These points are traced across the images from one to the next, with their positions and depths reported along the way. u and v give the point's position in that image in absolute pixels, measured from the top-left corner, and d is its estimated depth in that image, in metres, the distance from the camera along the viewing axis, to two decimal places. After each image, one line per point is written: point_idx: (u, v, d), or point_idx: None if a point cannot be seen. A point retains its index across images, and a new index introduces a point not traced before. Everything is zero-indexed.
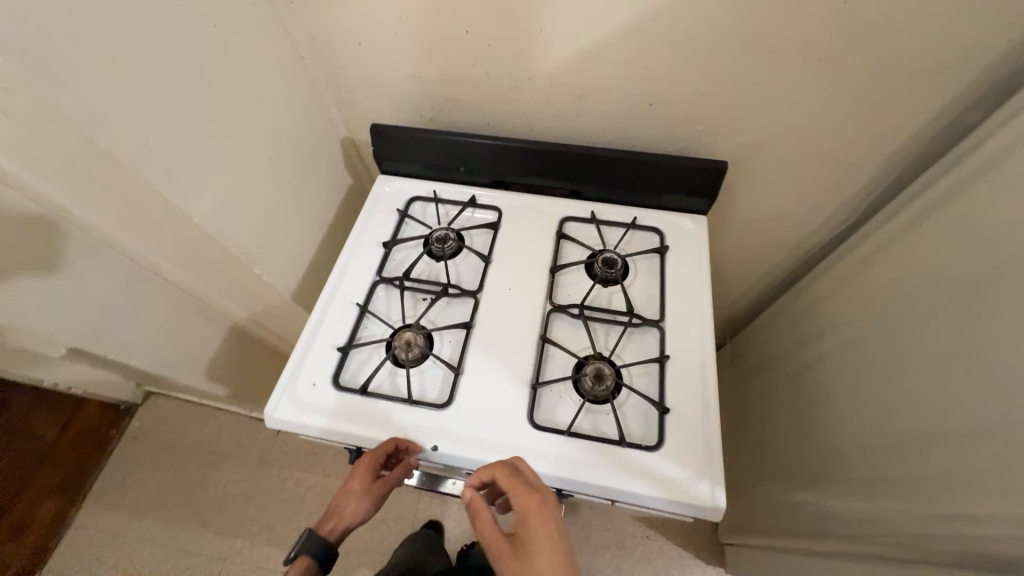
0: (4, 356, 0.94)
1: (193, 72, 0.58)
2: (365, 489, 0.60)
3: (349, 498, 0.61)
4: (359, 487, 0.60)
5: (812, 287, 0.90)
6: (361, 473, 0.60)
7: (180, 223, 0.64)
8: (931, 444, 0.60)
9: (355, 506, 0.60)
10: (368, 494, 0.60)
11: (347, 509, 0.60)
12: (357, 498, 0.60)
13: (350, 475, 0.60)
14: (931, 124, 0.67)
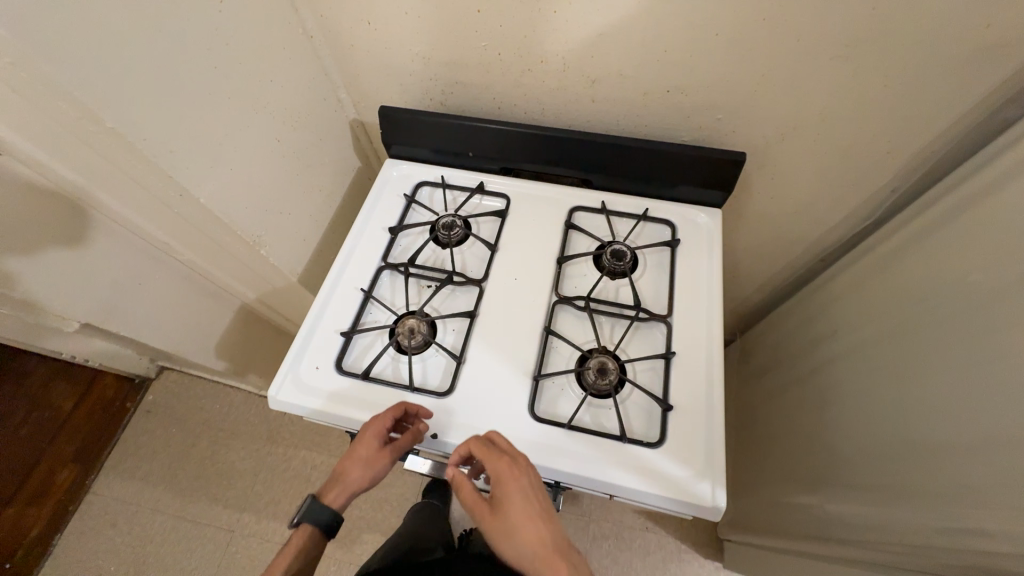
0: (21, 328, 0.95)
1: (199, 49, 0.57)
2: (372, 458, 0.57)
3: (354, 466, 0.57)
4: (366, 454, 0.57)
5: (828, 287, 0.88)
6: (370, 439, 0.57)
7: (192, 207, 0.63)
8: (946, 454, 0.58)
9: (361, 475, 0.57)
10: (374, 464, 0.57)
11: (352, 477, 0.58)
12: (363, 467, 0.57)
13: (358, 441, 0.58)
14: (965, 120, 0.63)
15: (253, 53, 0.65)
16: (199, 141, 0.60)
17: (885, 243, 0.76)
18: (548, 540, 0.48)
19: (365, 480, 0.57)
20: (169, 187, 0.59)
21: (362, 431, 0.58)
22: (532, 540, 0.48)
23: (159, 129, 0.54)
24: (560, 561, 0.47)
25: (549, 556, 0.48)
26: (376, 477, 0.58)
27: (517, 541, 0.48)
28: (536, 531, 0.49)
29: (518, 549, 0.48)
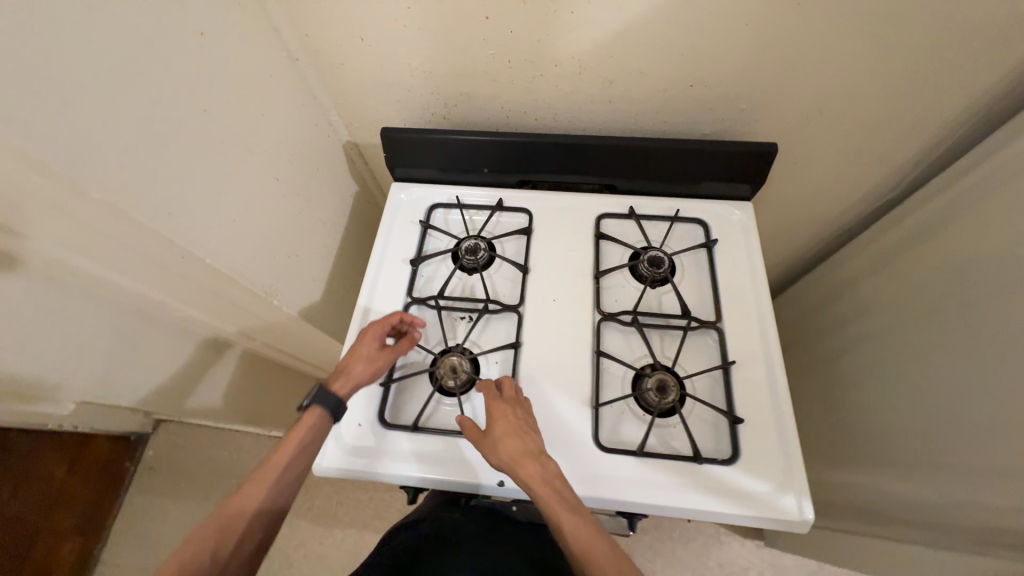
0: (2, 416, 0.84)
1: (177, 97, 0.49)
2: (373, 355, 0.60)
3: (355, 364, 0.59)
4: (367, 351, 0.60)
5: (855, 264, 0.87)
6: (373, 338, 0.61)
7: (193, 267, 0.56)
8: (1004, 432, 0.58)
9: (363, 372, 0.59)
10: (376, 360, 0.59)
11: (353, 373, 0.58)
12: (366, 364, 0.59)
13: (358, 342, 0.61)
14: (994, 93, 0.61)
15: (237, 84, 0.57)
16: (190, 194, 0.52)
17: (913, 217, 0.75)
18: (529, 449, 0.53)
19: (366, 376, 0.59)
20: (169, 250, 0.52)
21: (362, 335, 0.61)
22: (513, 452, 0.53)
23: (145, 185, 0.47)
24: (537, 465, 0.52)
25: (526, 462, 0.52)
26: (375, 376, 0.59)
27: (498, 452, 0.53)
28: (517, 443, 0.53)
29: (498, 455, 0.53)
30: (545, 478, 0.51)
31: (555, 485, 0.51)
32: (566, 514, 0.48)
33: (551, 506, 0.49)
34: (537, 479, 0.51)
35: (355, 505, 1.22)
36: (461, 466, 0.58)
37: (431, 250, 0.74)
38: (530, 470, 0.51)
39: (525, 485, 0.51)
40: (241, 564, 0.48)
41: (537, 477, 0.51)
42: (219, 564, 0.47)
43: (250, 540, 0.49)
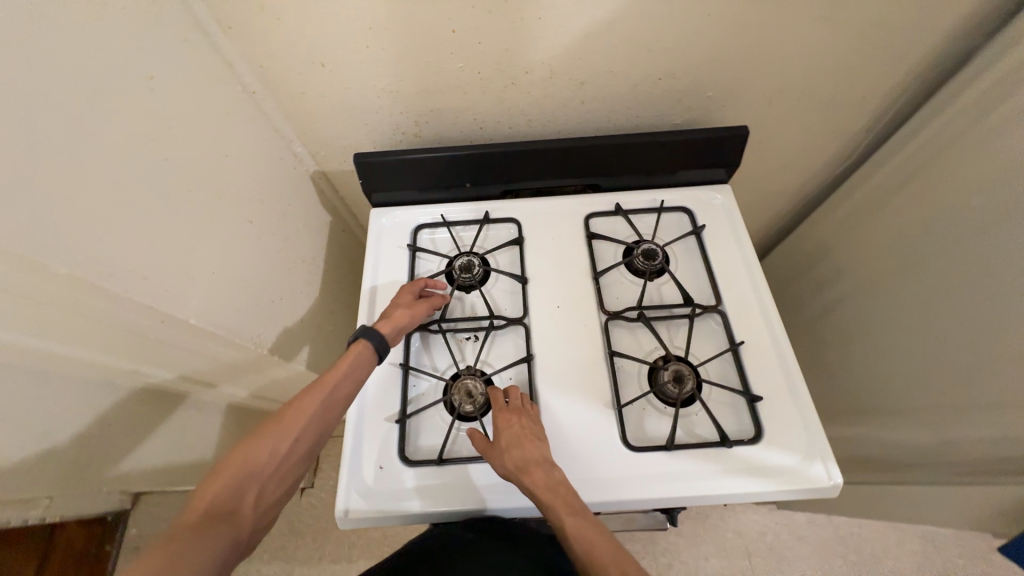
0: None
1: (133, 149, 0.44)
2: (411, 303, 0.62)
3: (396, 309, 0.61)
4: (404, 300, 0.63)
5: (824, 229, 0.92)
6: (409, 291, 0.64)
7: (173, 328, 0.52)
8: (990, 369, 0.63)
9: (404, 315, 0.60)
10: (414, 306, 0.62)
11: (394, 315, 0.60)
12: (405, 309, 0.61)
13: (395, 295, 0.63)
14: (934, 58, 0.66)
15: (195, 128, 0.53)
16: (162, 253, 0.48)
17: (874, 180, 0.80)
18: (534, 456, 0.52)
19: (406, 318, 0.60)
20: (146, 315, 0.48)
21: (399, 289, 0.64)
22: (518, 461, 0.52)
23: (110, 254, 0.43)
24: (542, 472, 0.51)
25: (532, 470, 0.51)
26: (413, 321, 0.61)
27: (503, 462, 0.52)
28: (522, 452, 0.52)
29: (504, 464, 0.52)
30: (550, 484, 0.50)
31: (560, 491, 0.50)
32: (571, 518, 0.47)
33: (556, 511, 0.48)
34: (543, 486, 0.50)
35: (368, 547, 1.16)
36: (495, 491, 0.56)
37: (423, 273, 0.72)
38: (536, 477, 0.50)
39: (530, 493, 0.50)
40: (293, 467, 0.48)
41: (542, 483, 0.50)
42: (271, 467, 0.46)
43: (302, 444, 0.48)
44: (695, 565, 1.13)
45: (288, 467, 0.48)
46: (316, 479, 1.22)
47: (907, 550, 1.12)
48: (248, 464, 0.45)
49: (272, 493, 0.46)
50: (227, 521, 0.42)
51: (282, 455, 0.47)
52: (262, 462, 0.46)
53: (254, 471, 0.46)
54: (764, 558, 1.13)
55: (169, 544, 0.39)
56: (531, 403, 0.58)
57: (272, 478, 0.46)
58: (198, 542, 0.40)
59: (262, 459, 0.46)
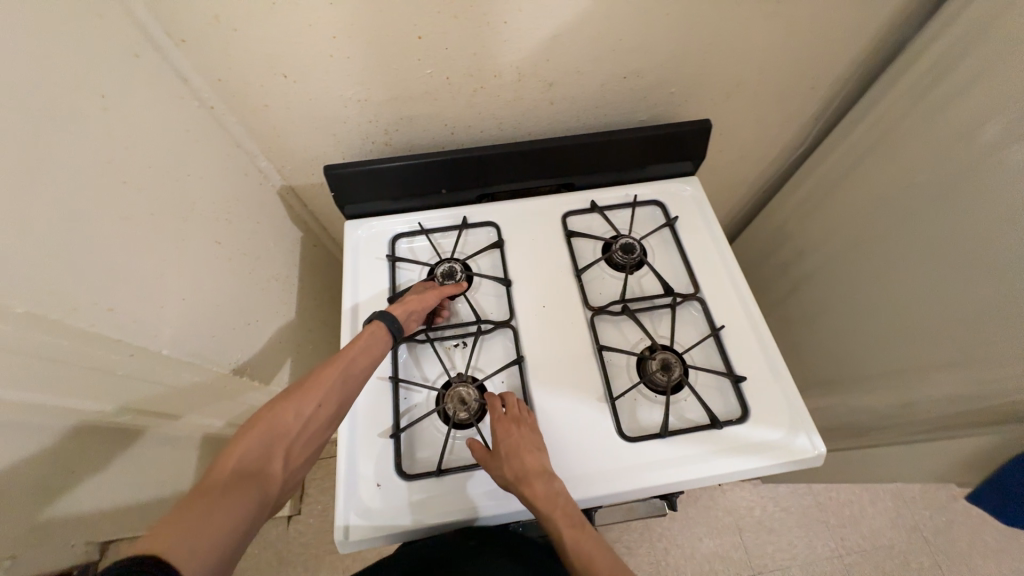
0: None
1: (79, 173, 0.41)
2: (423, 290, 0.64)
3: (408, 296, 0.62)
4: (418, 289, 0.64)
5: (784, 213, 0.97)
6: (424, 283, 0.66)
7: (143, 360, 0.51)
8: (944, 331, 0.68)
9: (416, 299, 0.61)
10: (425, 292, 0.63)
11: (407, 300, 0.61)
12: (416, 294, 0.62)
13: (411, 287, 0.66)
14: (872, 48, 0.71)
15: (150, 148, 0.50)
16: (124, 283, 0.46)
17: (826, 164, 0.85)
18: (534, 467, 0.52)
19: (417, 302, 0.61)
20: (115, 350, 0.47)
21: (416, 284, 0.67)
22: (518, 472, 0.52)
23: (66, 287, 0.40)
24: (542, 483, 0.51)
25: (532, 481, 0.51)
26: (424, 305, 0.61)
27: (504, 472, 0.52)
28: (523, 463, 0.52)
29: (503, 474, 0.52)
30: (550, 495, 0.50)
31: (559, 502, 0.50)
32: (569, 530, 0.49)
33: (556, 522, 0.49)
34: (543, 497, 0.50)
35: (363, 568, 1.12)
36: (498, 498, 0.55)
37: (405, 283, 0.70)
38: (536, 488, 0.51)
39: (530, 504, 0.50)
40: (318, 433, 0.48)
41: (542, 494, 0.50)
42: (297, 429, 0.46)
43: (325, 410, 0.49)
44: (691, 546, 1.16)
45: (312, 433, 0.47)
46: (302, 505, 1.18)
47: (881, 508, 1.20)
48: (272, 429, 0.45)
49: (296, 459, 0.46)
50: (257, 481, 0.41)
51: (305, 420, 0.47)
52: (287, 427, 0.46)
53: (279, 436, 0.45)
54: (753, 531, 1.18)
55: (200, 501, 0.38)
56: (528, 409, 0.58)
57: (299, 441, 0.46)
58: (229, 494, 0.39)
59: (286, 424, 0.46)
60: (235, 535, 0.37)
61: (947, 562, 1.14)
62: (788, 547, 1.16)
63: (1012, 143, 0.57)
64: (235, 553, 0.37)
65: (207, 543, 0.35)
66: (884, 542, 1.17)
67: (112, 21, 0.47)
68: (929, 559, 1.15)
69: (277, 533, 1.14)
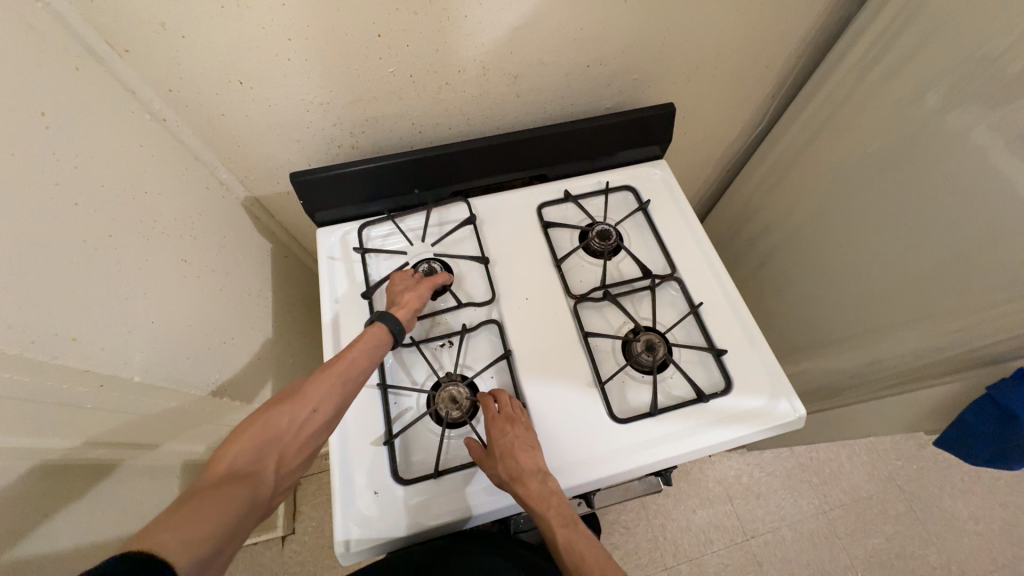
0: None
1: (26, 201, 0.39)
2: (415, 285, 0.63)
3: (402, 295, 0.61)
4: (407, 283, 0.63)
5: (748, 190, 1.00)
6: (408, 276, 0.64)
7: (116, 389, 0.49)
8: (903, 289, 0.72)
9: (412, 298, 0.61)
10: (420, 287, 0.62)
11: (405, 299, 0.60)
12: (411, 292, 0.61)
13: (393, 281, 0.64)
14: (819, 25, 0.74)
15: (102, 166, 0.48)
16: (89, 310, 0.44)
17: (784, 141, 0.88)
18: (528, 467, 0.52)
19: (415, 301, 0.60)
20: (83, 381, 0.44)
21: (395, 275, 0.64)
22: (513, 472, 0.52)
23: (22, 319, 0.38)
24: (536, 483, 0.51)
25: (527, 480, 0.51)
26: (421, 302, 0.61)
27: (499, 473, 0.52)
28: (517, 462, 0.52)
29: (498, 474, 0.52)
30: (544, 494, 0.51)
31: (553, 502, 0.51)
32: (562, 530, 0.49)
33: (550, 522, 0.50)
34: (537, 497, 0.51)
35: None
36: (496, 493, 0.55)
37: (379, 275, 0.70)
38: (530, 488, 0.51)
39: (525, 503, 0.51)
40: (316, 436, 0.46)
41: (536, 494, 0.51)
42: (293, 433, 0.45)
43: (322, 414, 0.47)
44: (686, 519, 1.20)
45: (307, 437, 0.45)
46: (296, 523, 1.15)
47: (858, 463, 1.27)
48: (267, 432, 0.43)
49: (291, 463, 0.44)
50: (249, 483, 0.39)
51: (301, 424, 0.45)
52: (281, 430, 0.44)
53: (273, 440, 0.43)
54: (743, 498, 1.22)
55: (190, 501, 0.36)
56: (520, 406, 0.58)
57: (295, 444, 0.44)
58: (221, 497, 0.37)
59: (281, 427, 0.44)
60: (224, 540, 0.35)
61: (920, 506, 1.22)
62: (776, 508, 1.21)
63: (950, 111, 0.62)
64: (223, 555, 0.35)
65: (194, 540, 0.33)
66: (862, 494, 1.23)
67: (47, 34, 0.45)
68: (904, 505, 1.22)
69: (271, 554, 1.11)
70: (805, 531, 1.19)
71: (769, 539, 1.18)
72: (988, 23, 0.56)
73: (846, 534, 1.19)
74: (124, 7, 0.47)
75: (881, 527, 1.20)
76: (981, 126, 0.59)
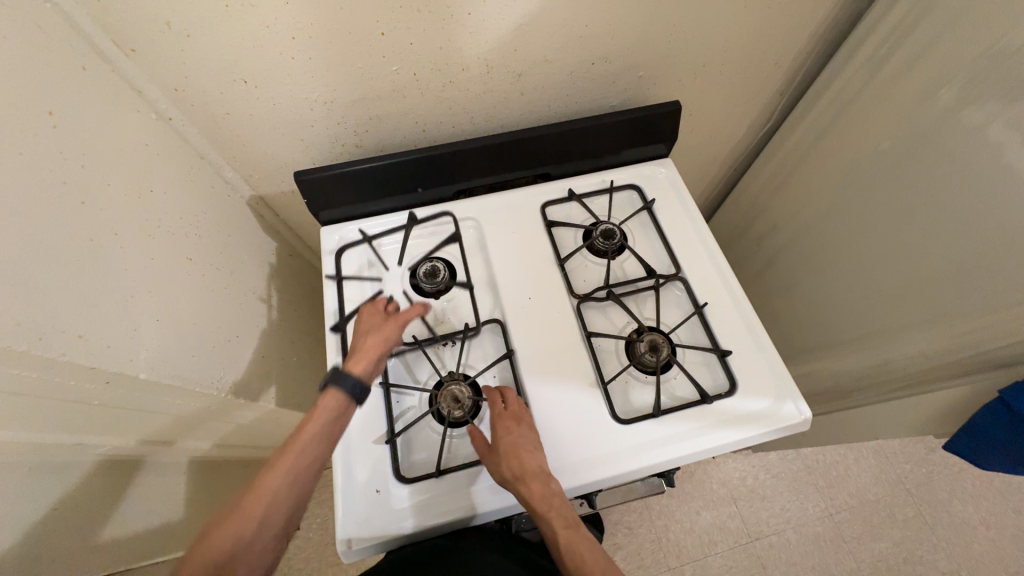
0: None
1: (33, 200, 0.39)
2: (380, 325, 0.56)
3: (364, 339, 0.55)
4: (372, 324, 0.57)
5: (754, 190, 0.99)
6: (375, 312, 0.58)
7: (124, 387, 0.49)
8: (913, 289, 0.71)
9: (375, 344, 0.54)
10: (385, 328, 0.56)
11: (367, 346, 0.54)
12: (375, 336, 0.55)
13: (359, 321, 0.58)
14: (829, 22, 0.73)
15: (107, 163, 0.48)
16: (95, 307, 0.44)
17: (792, 139, 0.87)
18: (532, 466, 0.52)
19: (379, 347, 0.54)
20: (90, 377, 0.44)
21: (364, 310, 0.58)
22: (516, 471, 0.52)
23: (31, 316, 0.38)
24: (539, 483, 0.51)
25: (529, 480, 0.51)
26: (387, 346, 0.55)
27: (502, 471, 0.52)
28: (521, 461, 0.52)
29: (501, 472, 0.52)
30: (547, 495, 0.51)
31: (555, 503, 0.50)
32: (563, 530, 0.49)
33: (551, 523, 0.49)
34: (540, 497, 0.50)
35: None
36: (498, 492, 0.55)
37: (357, 293, 0.68)
38: (533, 488, 0.51)
39: (527, 502, 0.51)
40: (274, 538, 0.43)
41: (538, 493, 0.50)
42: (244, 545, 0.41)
43: (274, 519, 0.43)
44: (689, 520, 1.19)
45: (261, 546, 0.42)
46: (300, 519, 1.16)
47: (866, 466, 1.25)
48: (213, 552, 0.40)
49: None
50: None
51: (252, 536, 0.42)
52: (230, 547, 0.41)
53: (224, 558, 0.41)
54: (748, 500, 1.21)
55: None
56: (524, 406, 0.58)
57: (248, 557, 0.41)
58: None
59: (230, 543, 0.41)
60: None
61: (929, 510, 1.20)
62: (782, 511, 1.20)
63: (965, 107, 0.60)
64: None
65: None
66: (870, 497, 1.22)
67: (53, 33, 0.45)
68: (913, 509, 1.20)
69: None
70: (811, 534, 1.18)
71: (773, 542, 1.17)
72: (1004, 18, 0.55)
73: (853, 537, 1.18)
74: (130, 5, 0.47)
75: (888, 531, 1.18)
76: (999, 123, 0.57)
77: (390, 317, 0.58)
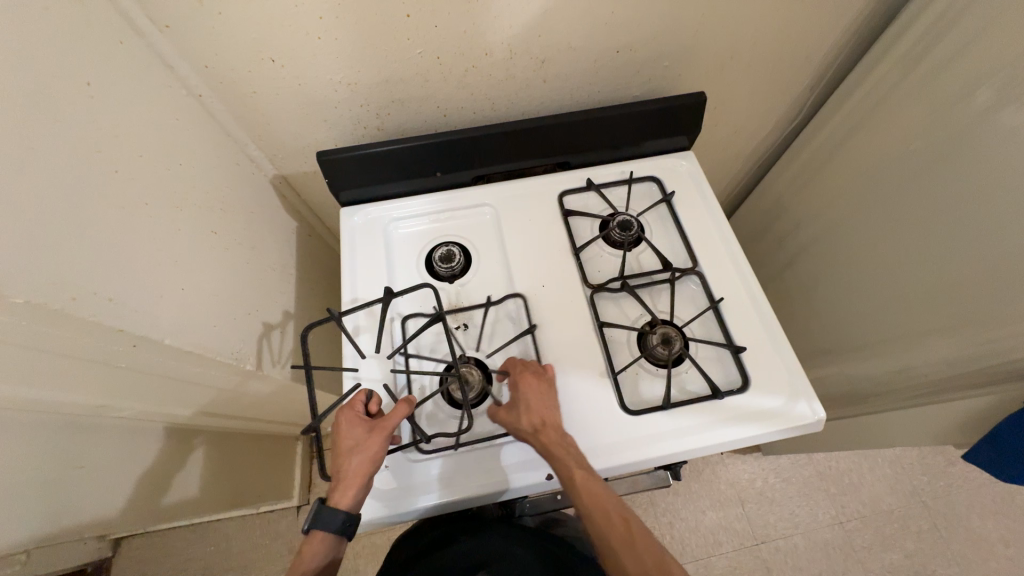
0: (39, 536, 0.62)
1: (65, 167, 0.41)
2: (363, 443, 0.53)
3: (346, 463, 0.53)
4: (354, 441, 0.54)
5: (778, 188, 0.97)
6: (356, 424, 0.55)
7: (148, 352, 0.50)
8: (942, 295, 0.69)
9: (359, 469, 0.52)
10: (368, 447, 0.53)
11: (351, 474, 0.52)
12: (358, 459, 0.53)
13: (339, 434, 0.54)
14: (863, 14, 0.70)
15: (139, 136, 0.50)
16: (125, 272, 0.46)
17: (819, 136, 0.84)
18: (551, 418, 0.54)
19: (365, 470, 0.53)
20: (116, 340, 0.45)
21: (342, 422, 0.55)
22: (537, 422, 0.54)
23: (65, 277, 0.39)
24: (556, 433, 0.53)
25: (549, 431, 0.53)
26: (372, 466, 0.53)
27: (521, 423, 0.54)
28: (540, 413, 0.54)
29: (521, 423, 0.54)
30: (563, 443, 0.53)
31: (571, 449, 0.53)
32: (579, 471, 0.51)
33: (568, 464, 0.51)
34: (558, 445, 0.52)
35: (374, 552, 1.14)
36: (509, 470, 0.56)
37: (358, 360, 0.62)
38: (552, 437, 0.53)
39: (545, 450, 0.52)
40: None
41: (557, 441, 0.53)
42: None
43: None
44: (695, 519, 1.19)
45: None
46: (311, 494, 1.20)
47: (881, 475, 1.22)
48: None
49: None
50: None
51: None
52: None
53: None
54: (756, 503, 1.20)
55: None
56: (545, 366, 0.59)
57: None
58: None
59: None
60: None
61: (944, 523, 1.17)
62: (790, 515, 1.18)
63: (1004, 106, 0.58)
64: None
65: None
66: (883, 507, 1.19)
67: (90, 7, 0.47)
68: (927, 521, 1.17)
69: (289, 521, 1.18)
70: (820, 540, 1.16)
71: (780, 546, 1.16)
72: None
73: (863, 546, 1.15)
74: None
75: (901, 542, 1.16)
76: None
77: (371, 429, 0.54)
